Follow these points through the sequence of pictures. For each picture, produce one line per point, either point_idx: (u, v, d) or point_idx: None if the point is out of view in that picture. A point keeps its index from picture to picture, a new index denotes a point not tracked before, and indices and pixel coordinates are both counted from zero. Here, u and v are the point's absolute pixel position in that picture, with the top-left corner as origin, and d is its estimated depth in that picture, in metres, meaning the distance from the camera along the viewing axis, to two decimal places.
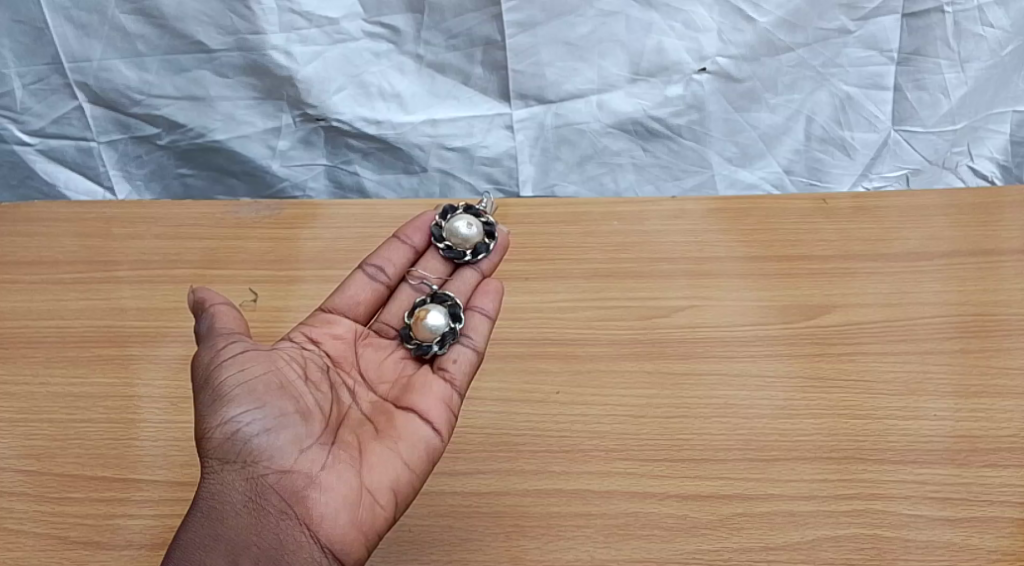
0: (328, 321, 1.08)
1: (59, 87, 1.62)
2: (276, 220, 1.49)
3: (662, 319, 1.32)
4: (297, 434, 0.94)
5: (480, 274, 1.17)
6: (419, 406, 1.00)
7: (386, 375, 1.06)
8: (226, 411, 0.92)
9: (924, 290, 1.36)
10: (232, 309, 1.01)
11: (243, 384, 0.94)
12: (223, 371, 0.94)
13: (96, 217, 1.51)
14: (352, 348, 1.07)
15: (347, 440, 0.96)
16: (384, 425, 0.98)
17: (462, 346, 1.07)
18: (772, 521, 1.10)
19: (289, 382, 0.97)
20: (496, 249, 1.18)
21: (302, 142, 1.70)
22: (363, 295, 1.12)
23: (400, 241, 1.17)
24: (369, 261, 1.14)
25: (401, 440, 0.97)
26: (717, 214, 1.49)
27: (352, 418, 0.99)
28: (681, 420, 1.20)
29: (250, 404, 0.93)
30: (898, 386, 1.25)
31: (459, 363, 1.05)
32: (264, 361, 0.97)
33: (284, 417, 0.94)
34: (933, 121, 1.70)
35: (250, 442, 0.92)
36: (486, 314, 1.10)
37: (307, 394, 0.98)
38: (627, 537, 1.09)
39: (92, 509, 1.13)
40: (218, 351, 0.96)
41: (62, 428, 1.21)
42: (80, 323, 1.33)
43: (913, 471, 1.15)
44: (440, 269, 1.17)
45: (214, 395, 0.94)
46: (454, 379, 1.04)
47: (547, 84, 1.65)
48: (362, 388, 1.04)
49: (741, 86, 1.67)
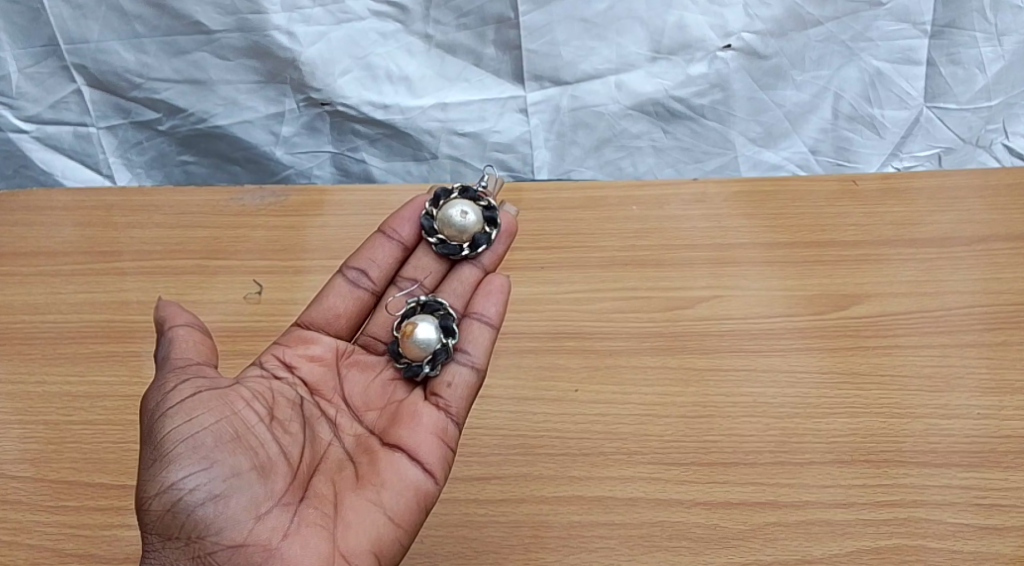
0: (306, 341, 1.02)
1: (56, 70, 1.56)
2: (282, 207, 1.43)
3: (685, 310, 1.25)
4: (255, 496, 0.87)
5: (481, 270, 1.10)
6: (407, 444, 0.94)
7: (373, 401, 1.00)
8: (167, 477, 0.86)
9: (963, 279, 1.29)
10: (189, 339, 0.95)
11: (187, 441, 0.87)
12: (166, 422, 0.88)
13: (97, 205, 1.44)
14: (333, 372, 1.01)
15: (320, 494, 0.90)
16: (365, 470, 0.92)
17: (458, 364, 1.00)
18: (808, 531, 1.04)
19: (245, 431, 0.90)
20: (500, 237, 1.11)
21: (307, 129, 1.64)
22: (344, 305, 1.06)
23: (386, 237, 1.10)
24: (350, 264, 1.08)
25: (383, 489, 0.90)
26: (741, 197, 1.41)
27: (328, 461, 0.94)
28: (706, 420, 1.14)
29: (195, 465, 0.86)
30: (939, 381, 1.18)
31: (455, 388, 0.98)
32: (215, 406, 0.90)
33: (237, 477, 0.87)
34: (967, 97, 1.61)
35: (195, 513, 0.85)
36: (487, 321, 1.02)
37: (270, 442, 0.91)
38: (652, 549, 1.03)
39: (88, 520, 1.08)
40: (163, 398, 0.90)
41: (59, 431, 1.15)
42: (78, 317, 1.27)
43: (958, 475, 1.09)
44: (433, 268, 1.10)
45: (155, 453, 0.87)
46: (449, 406, 0.97)
47: (563, 64, 1.58)
48: (346, 417, 0.98)
49: (766, 62, 1.59)
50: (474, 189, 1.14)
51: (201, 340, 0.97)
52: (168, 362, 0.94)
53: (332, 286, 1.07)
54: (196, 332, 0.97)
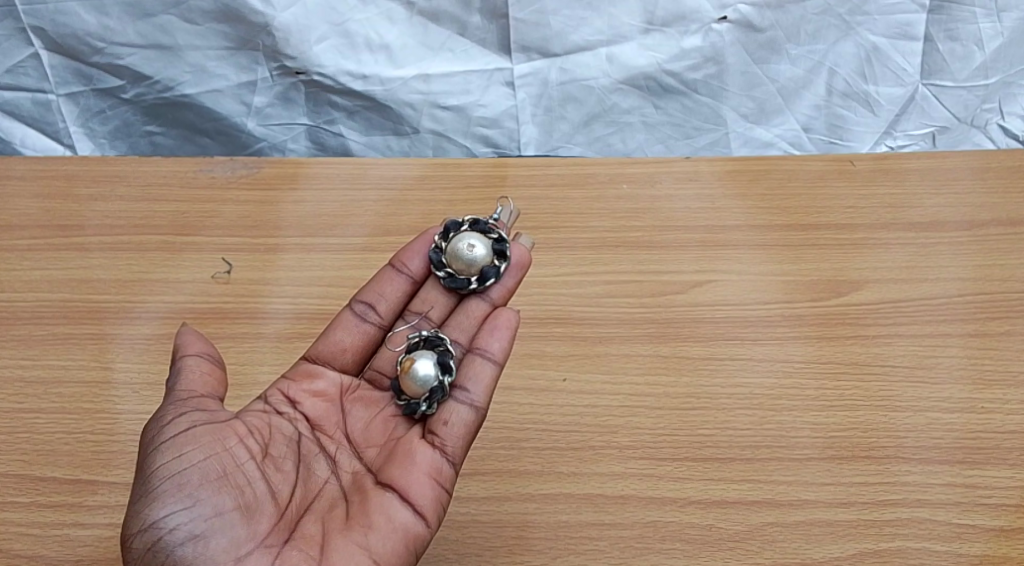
0: (310, 374, 0.96)
1: (13, 32, 1.48)
2: (254, 181, 1.34)
3: (676, 296, 1.19)
4: (235, 537, 0.82)
5: (489, 305, 1.01)
6: (399, 484, 0.87)
7: (373, 437, 0.93)
8: (150, 515, 0.82)
9: (962, 265, 1.23)
10: (197, 371, 0.90)
11: (173, 478, 0.83)
12: (157, 458, 0.84)
13: (56, 174, 1.35)
14: (336, 407, 0.95)
15: (306, 534, 0.84)
16: (355, 510, 0.86)
17: (456, 403, 0.91)
18: (807, 532, 1.00)
19: (233, 469, 0.85)
20: (511, 269, 1.02)
21: (280, 100, 1.56)
22: (350, 340, 0.99)
23: (395, 271, 1.02)
24: (358, 297, 1.01)
25: (371, 532, 0.84)
26: (733, 175, 1.34)
27: (321, 500, 0.88)
28: (699, 413, 1.08)
29: (177, 503, 0.82)
30: (942, 373, 1.13)
31: (451, 427, 0.90)
32: (207, 442, 0.85)
33: (219, 517, 0.82)
34: (964, 74, 1.55)
35: (173, 553, 0.80)
36: (491, 357, 0.93)
37: (259, 480, 0.86)
38: (645, 552, 0.98)
39: (40, 517, 1.01)
40: (157, 432, 0.86)
41: (10, 420, 1.08)
42: (33, 295, 1.20)
43: (963, 473, 1.04)
44: (442, 303, 1.02)
45: (143, 489, 0.83)
46: (445, 446, 0.89)
47: (552, 35, 1.51)
48: (346, 454, 0.92)
49: (761, 36, 1.53)
50: (485, 220, 1.05)
51: (211, 370, 0.91)
52: (172, 394, 0.89)
53: (339, 320, 1.00)
54: (207, 362, 0.91)
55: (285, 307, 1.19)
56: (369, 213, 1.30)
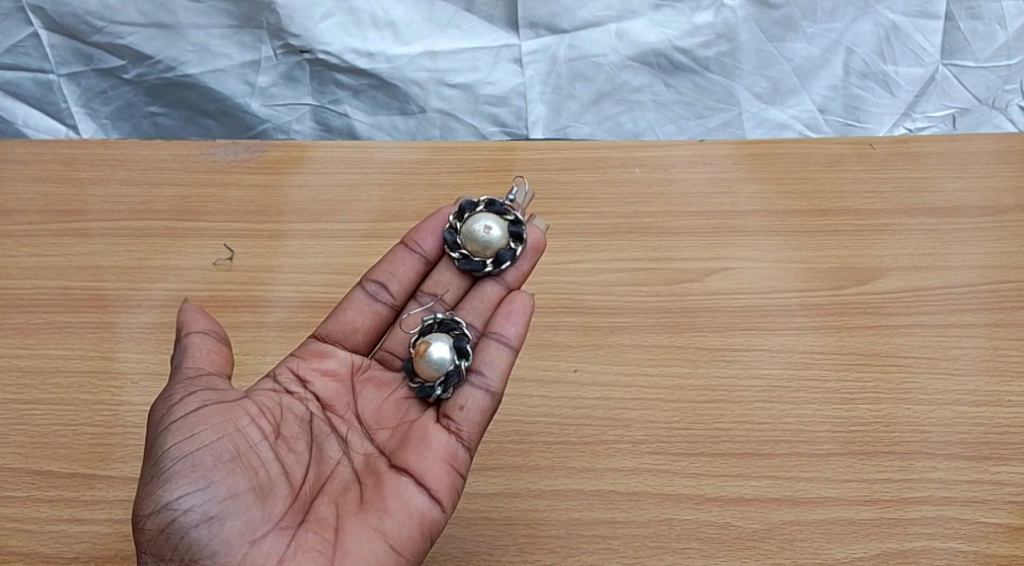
0: (320, 353, 0.93)
1: (11, 11, 1.45)
2: (258, 164, 1.30)
3: (691, 284, 1.16)
4: (251, 520, 0.79)
5: (504, 288, 0.97)
6: (415, 468, 0.84)
7: (385, 420, 0.90)
8: (162, 496, 0.78)
9: (986, 252, 1.19)
10: (203, 348, 0.86)
11: (186, 458, 0.79)
12: (168, 438, 0.80)
13: (54, 159, 1.31)
14: (346, 387, 0.91)
15: (320, 517, 0.81)
16: (370, 494, 0.83)
17: (472, 387, 0.88)
18: (828, 531, 0.96)
19: (247, 450, 0.82)
20: (526, 252, 0.98)
21: (285, 79, 1.52)
22: (362, 320, 0.96)
23: (408, 250, 0.98)
24: (369, 276, 0.97)
25: (386, 516, 0.81)
26: (745, 158, 1.29)
27: (334, 482, 0.85)
28: (716, 406, 1.05)
29: (191, 484, 0.78)
30: (965, 365, 1.09)
31: (467, 412, 0.87)
32: (218, 422, 0.82)
33: (234, 499, 0.79)
34: (986, 54, 1.51)
35: (188, 535, 0.77)
36: (507, 343, 0.90)
37: (272, 461, 0.83)
38: (660, 551, 0.95)
39: (37, 513, 0.99)
40: (166, 412, 0.82)
41: (8, 411, 1.05)
42: (30, 283, 1.17)
43: (990, 470, 1.01)
44: (456, 284, 0.99)
45: (155, 469, 0.79)
46: (460, 430, 0.87)
47: (561, 10, 1.48)
48: (356, 435, 0.89)
49: (776, 13, 1.49)
50: (501, 202, 1.02)
51: (217, 349, 0.87)
52: (179, 372, 0.85)
53: (349, 299, 0.96)
54: (213, 340, 0.87)
55: (289, 296, 1.16)
56: (374, 198, 1.26)
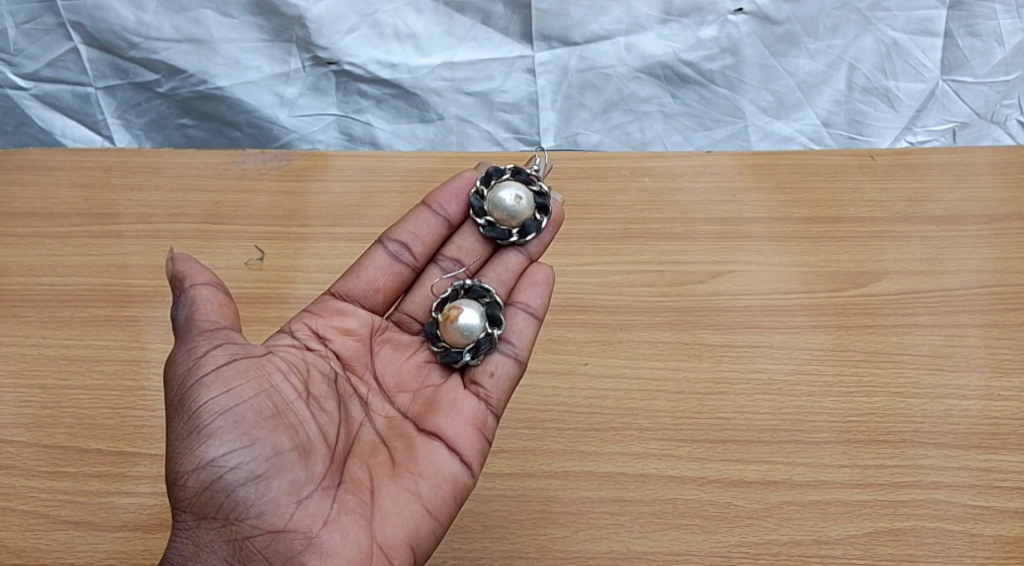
0: (340, 312, 0.98)
1: (53, 27, 1.53)
2: (285, 172, 1.38)
3: (696, 285, 1.22)
4: (296, 479, 0.83)
5: (526, 258, 1.04)
6: (446, 433, 0.91)
7: (406, 383, 0.96)
8: (206, 452, 0.82)
9: (982, 257, 1.25)
10: (213, 301, 0.90)
11: (227, 414, 0.83)
12: (203, 392, 0.83)
13: (94, 165, 1.39)
14: (365, 349, 0.97)
15: (357, 479, 0.87)
16: (402, 457, 0.89)
17: (501, 355, 0.96)
18: (824, 511, 1.03)
19: (285, 408, 0.86)
20: (549, 226, 1.06)
21: (312, 89, 1.60)
22: (383, 280, 1.01)
23: (431, 211, 1.04)
24: (391, 236, 1.02)
25: (421, 479, 0.88)
26: (750, 169, 1.36)
27: (362, 443, 0.90)
28: (718, 397, 1.11)
29: (235, 442, 0.82)
30: (959, 362, 1.15)
31: (497, 379, 0.95)
32: (252, 378, 0.86)
33: (279, 457, 0.83)
34: (985, 70, 1.56)
35: (235, 493, 0.82)
36: (532, 312, 0.98)
37: (309, 420, 0.87)
38: (663, 527, 1.01)
39: (85, 486, 1.06)
40: (193, 366, 0.85)
41: (55, 395, 1.13)
42: (74, 280, 1.24)
43: (979, 457, 1.07)
44: (479, 251, 1.05)
45: (191, 425, 0.83)
46: (489, 397, 0.94)
47: (573, 24, 1.56)
48: (377, 398, 0.94)
49: (779, 29, 1.56)
50: (527, 172, 1.09)
51: (223, 301, 0.91)
52: (193, 325, 0.88)
53: (371, 257, 1.02)
54: (219, 293, 0.91)
55: (316, 292, 1.23)
56: (395, 202, 1.33)
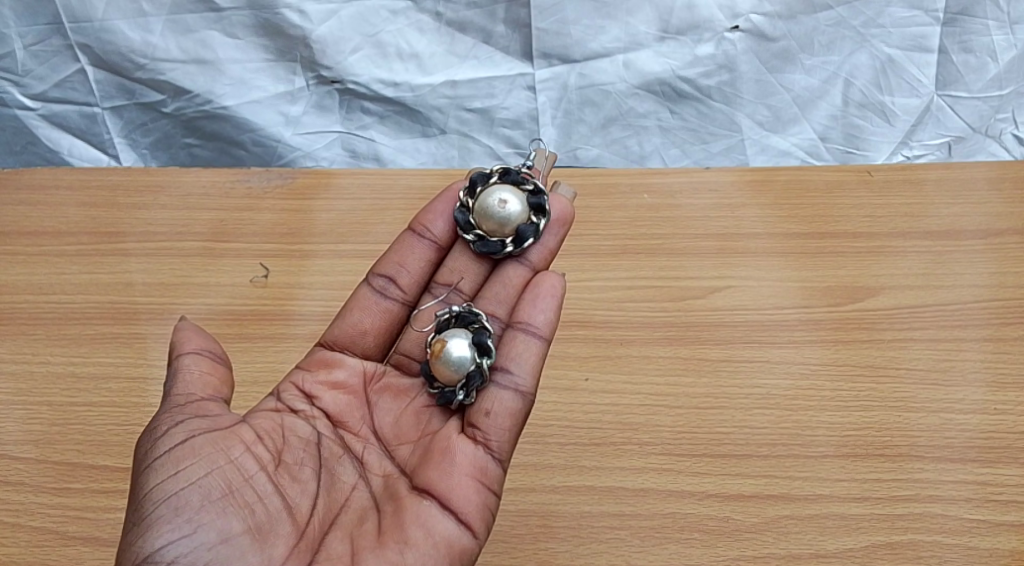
0: (330, 363, 1.00)
1: (61, 49, 1.55)
2: (290, 190, 1.40)
3: (696, 300, 1.24)
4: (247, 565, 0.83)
5: (529, 269, 1.04)
6: (441, 490, 0.89)
7: (405, 434, 0.97)
8: (150, 543, 0.82)
9: (979, 273, 1.26)
10: (196, 370, 0.93)
11: (171, 501, 0.84)
12: (152, 477, 0.86)
13: (100, 184, 1.41)
14: (362, 401, 0.99)
15: (333, 554, 0.85)
16: (390, 523, 0.88)
17: (500, 389, 0.93)
18: (821, 525, 1.05)
19: (240, 486, 0.87)
20: (549, 227, 1.05)
21: (316, 108, 1.62)
22: (370, 320, 1.03)
23: (418, 237, 1.06)
24: (376, 273, 1.05)
25: (406, 548, 0.85)
26: (748, 184, 1.38)
27: (348, 513, 0.89)
28: (717, 412, 1.13)
29: (176, 532, 0.83)
30: (956, 376, 1.17)
31: (495, 417, 0.92)
32: (205, 458, 0.87)
33: (228, 542, 0.83)
34: (978, 86, 1.59)
35: None
36: (535, 333, 0.95)
37: (273, 496, 0.88)
38: (663, 540, 1.04)
39: (93, 502, 1.08)
40: (152, 448, 0.88)
41: (64, 412, 1.15)
42: (81, 298, 1.26)
43: (975, 471, 1.09)
44: (473, 269, 1.06)
45: (138, 514, 0.85)
46: (488, 441, 0.92)
47: (572, 43, 1.58)
48: (374, 454, 0.95)
49: (774, 45, 1.59)
50: (515, 170, 1.08)
51: (211, 369, 0.94)
52: (169, 399, 0.91)
53: (359, 298, 1.04)
54: (206, 360, 0.93)
55: (319, 310, 1.25)
56: (397, 220, 1.35)
